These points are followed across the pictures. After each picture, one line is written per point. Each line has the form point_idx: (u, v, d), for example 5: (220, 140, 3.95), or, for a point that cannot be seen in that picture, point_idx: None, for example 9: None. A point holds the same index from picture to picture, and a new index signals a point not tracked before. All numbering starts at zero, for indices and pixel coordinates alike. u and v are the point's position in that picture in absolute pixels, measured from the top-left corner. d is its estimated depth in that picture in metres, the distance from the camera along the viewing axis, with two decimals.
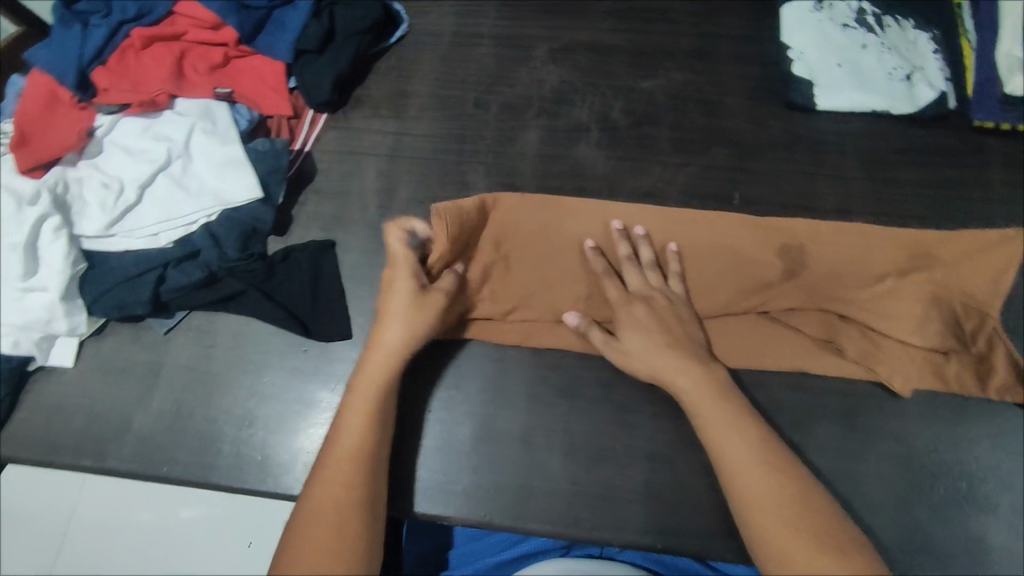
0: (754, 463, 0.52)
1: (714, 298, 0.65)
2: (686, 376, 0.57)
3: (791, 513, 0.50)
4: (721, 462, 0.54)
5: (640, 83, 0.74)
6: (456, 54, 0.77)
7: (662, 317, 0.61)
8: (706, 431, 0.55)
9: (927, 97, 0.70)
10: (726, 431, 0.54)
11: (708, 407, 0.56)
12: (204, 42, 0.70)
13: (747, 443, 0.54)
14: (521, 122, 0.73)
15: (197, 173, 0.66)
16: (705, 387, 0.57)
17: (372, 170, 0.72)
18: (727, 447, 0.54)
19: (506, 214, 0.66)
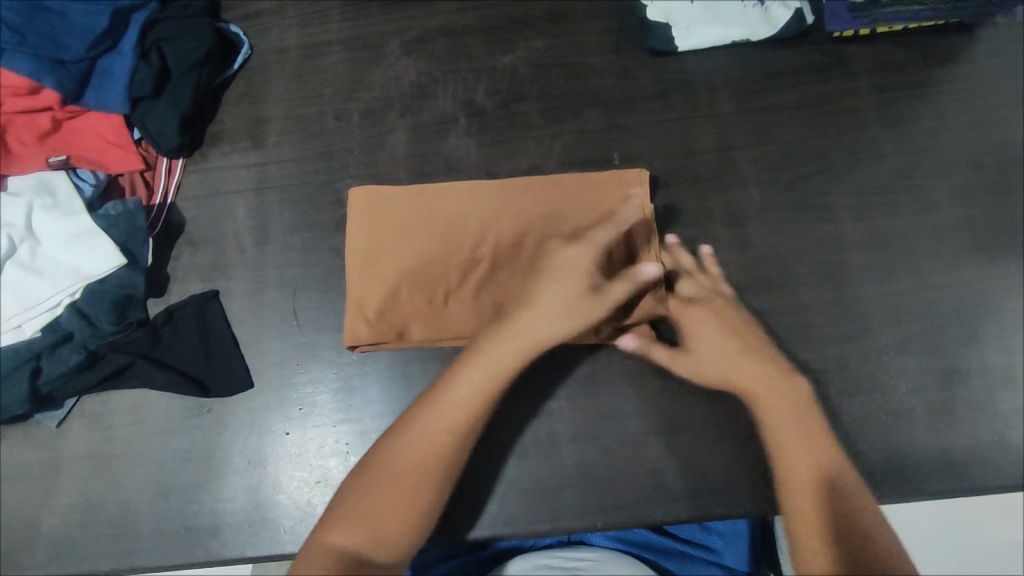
0: (816, 455, 0.54)
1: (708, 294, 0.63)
2: (763, 382, 0.57)
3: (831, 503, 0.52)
4: (781, 460, 0.55)
5: (500, 60, 0.71)
6: (307, 68, 0.72)
7: (727, 322, 0.60)
8: (777, 443, 0.56)
9: (783, 17, 0.69)
10: (791, 435, 0.55)
11: (780, 419, 0.56)
12: (26, 110, 0.64)
13: (812, 453, 0.54)
14: (386, 125, 0.70)
15: (49, 254, 0.62)
16: (779, 385, 0.57)
17: (241, 207, 0.68)
18: (788, 446, 0.55)
19: (499, 230, 0.64)
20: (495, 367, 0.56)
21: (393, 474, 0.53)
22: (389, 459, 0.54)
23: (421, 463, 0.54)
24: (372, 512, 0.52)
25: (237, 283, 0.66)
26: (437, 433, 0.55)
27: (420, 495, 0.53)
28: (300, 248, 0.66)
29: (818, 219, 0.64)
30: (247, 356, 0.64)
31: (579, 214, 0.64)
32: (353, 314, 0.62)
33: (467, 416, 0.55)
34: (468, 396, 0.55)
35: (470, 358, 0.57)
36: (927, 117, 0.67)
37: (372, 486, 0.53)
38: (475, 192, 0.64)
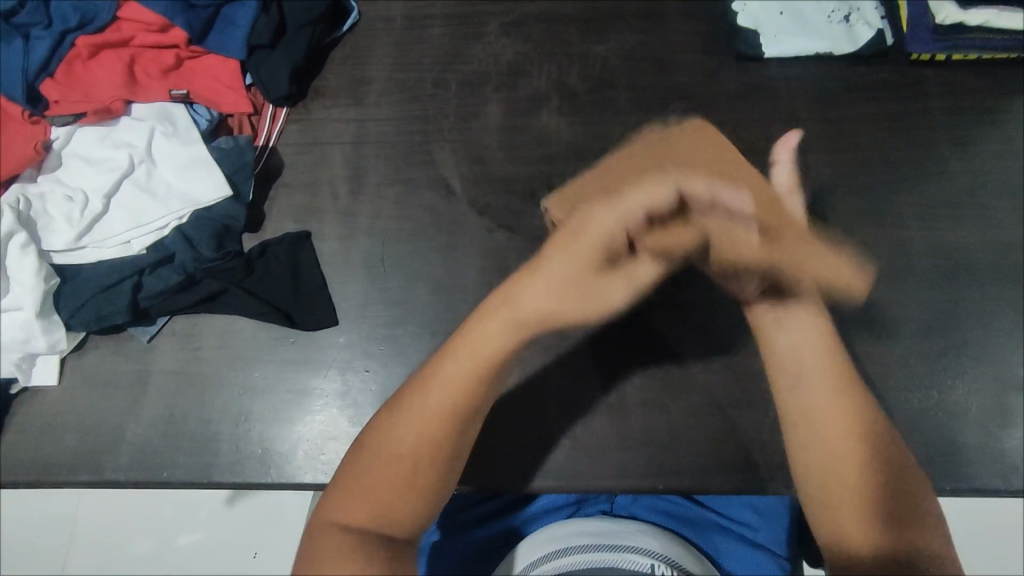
0: (838, 412, 0.55)
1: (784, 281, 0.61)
2: (806, 331, 0.59)
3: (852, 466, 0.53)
4: (801, 409, 0.56)
5: (593, 49, 0.76)
6: (409, 37, 0.77)
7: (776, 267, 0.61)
8: (798, 395, 0.57)
9: (866, 37, 0.73)
10: (818, 408, 0.56)
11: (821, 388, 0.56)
12: (153, 45, 0.69)
13: (834, 408, 0.55)
14: (481, 97, 0.74)
15: (162, 178, 0.66)
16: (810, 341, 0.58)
17: (339, 158, 0.72)
18: (810, 394, 0.56)
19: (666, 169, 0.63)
20: (516, 327, 0.57)
21: (412, 422, 0.53)
22: (424, 409, 0.53)
23: (434, 415, 0.53)
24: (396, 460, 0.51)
25: (329, 227, 0.69)
26: (460, 387, 0.54)
27: (440, 440, 0.53)
28: (392, 201, 0.70)
29: (885, 225, 0.68)
30: (333, 296, 0.67)
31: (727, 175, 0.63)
32: (444, 269, 0.67)
33: (473, 381, 0.55)
34: (469, 359, 0.55)
35: (493, 318, 0.57)
36: (994, 141, 0.70)
37: (410, 427, 0.53)
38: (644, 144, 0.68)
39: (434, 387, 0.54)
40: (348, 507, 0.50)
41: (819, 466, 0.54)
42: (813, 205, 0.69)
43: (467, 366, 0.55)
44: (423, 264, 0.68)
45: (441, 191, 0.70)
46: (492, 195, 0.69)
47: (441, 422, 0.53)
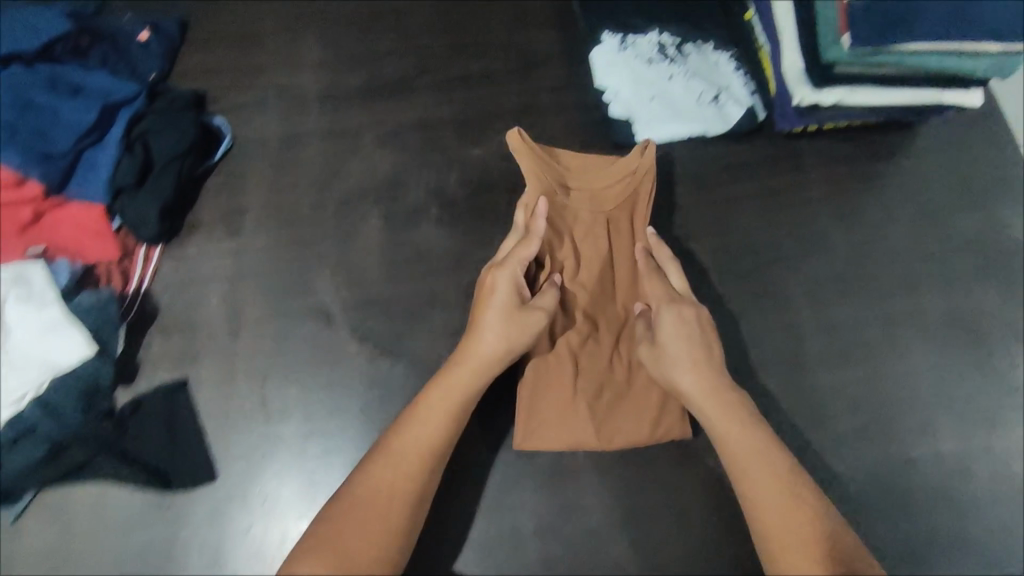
0: (764, 469, 0.55)
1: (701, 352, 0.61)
2: (710, 385, 0.59)
3: (786, 517, 0.52)
4: (732, 469, 0.56)
5: (471, 152, 0.74)
6: (286, 159, 0.76)
7: (692, 333, 0.61)
8: (725, 450, 0.57)
9: (737, 116, 0.73)
10: (749, 459, 0.55)
11: (731, 428, 0.57)
12: (7, 202, 0.66)
13: (761, 464, 0.55)
14: (359, 214, 0.72)
15: (17, 346, 0.61)
16: (709, 395, 0.58)
17: (215, 294, 0.70)
18: (736, 449, 0.56)
19: (617, 216, 0.68)
20: (483, 369, 0.59)
21: (396, 468, 0.55)
22: (409, 443, 0.56)
23: (416, 452, 0.56)
24: (378, 496, 0.54)
25: (208, 372, 0.66)
26: (442, 414, 0.58)
27: (419, 473, 0.56)
28: (272, 336, 0.68)
29: (774, 308, 0.66)
30: (213, 447, 0.64)
31: (628, 281, 0.68)
32: (325, 405, 0.65)
33: (456, 420, 0.58)
34: (446, 412, 0.58)
35: (461, 359, 0.60)
36: (874, 208, 0.70)
37: (392, 464, 0.55)
38: (586, 182, 0.68)
39: (425, 408, 0.58)
40: (312, 561, 0.50)
41: (756, 500, 0.54)
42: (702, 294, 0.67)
43: (451, 391, 0.59)
44: (305, 401, 0.65)
45: (321, 319, 0.68)
46: (374, 319, 0.68)
47: (426, 453, 0.56)
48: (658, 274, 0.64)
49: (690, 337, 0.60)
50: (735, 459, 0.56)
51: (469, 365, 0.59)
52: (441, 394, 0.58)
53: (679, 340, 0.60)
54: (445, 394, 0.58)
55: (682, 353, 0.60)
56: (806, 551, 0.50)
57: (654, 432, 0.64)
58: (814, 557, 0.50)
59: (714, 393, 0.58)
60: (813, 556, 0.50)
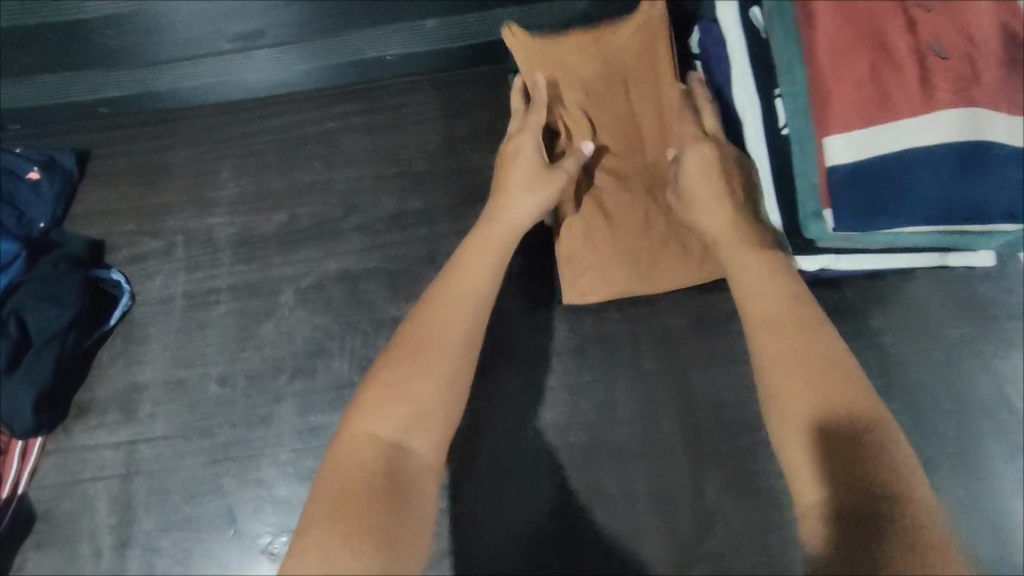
0: (821, 363, 0.41)
1: (744, 263, 0.49)
2: (773, 294, 0.46)
3: (819, 384, 0.40)
4: (765, 363, 0.43)
5: (404, 309, 0.65)
6: (191, 321, 0.66)
7: (710, 167, 0.53)
8: (754, 318, 0.45)
9: None
10: (790, 351, 0.42)
11: (755, 280, 0.48)
12: None
13: (809, 348, 0.42)
14: (274, 392, 0.62)
15: None
16: (794, 312, 0.44)
17: (103, 499, 0.60)
18: (785, 350, 0.43)
19: (637, 86, 0.61)
20: (512, 234, 0.53)
21: (430, 336, 0.44)
22: (433, 305, 0.46)
23: (458, 339, 0.45)
24: (422, 342, 0.44)
25: None
26: (467, 292, 0.48)
27: (463, 355, 0.44)
28: (168, 551, 0.58)
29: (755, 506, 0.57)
30: None
31: (657, 118, 0.61)
32: None
33: (493, 284, 0.49)
34: (487, 268, 0.50)
35: (493, 222, 0.53)
36: (873, 374, 0.60)
37: (434, 320, 0.45)
38: (606, 95, 0.61)
39: (464, 262, 0.50)
40: (378, 420, 0.40)
41: (777, 378, 0.42)
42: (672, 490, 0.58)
43: (488, 277, 0.49)
44: None
45: (225, 530, 0.58)
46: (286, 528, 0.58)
47: (462, 345, 0.45)
48: (688, 112, 0.57)
49: (741, 212, 0.52)
50: (768, 339, 0.44)
51: (505, 249, 0.52)
52: (483, 279, 0.49)
53: (703, 179, 0.53)
54: (481, 275, 0.49)
55: (719, 212, 0.52)
56: (863, 434, 0.37)
57: (699, 274, 0.60)
58: (852, 477, 0.36)
59: (779, 292, 0.46)
60: (854, 441, 0.37)
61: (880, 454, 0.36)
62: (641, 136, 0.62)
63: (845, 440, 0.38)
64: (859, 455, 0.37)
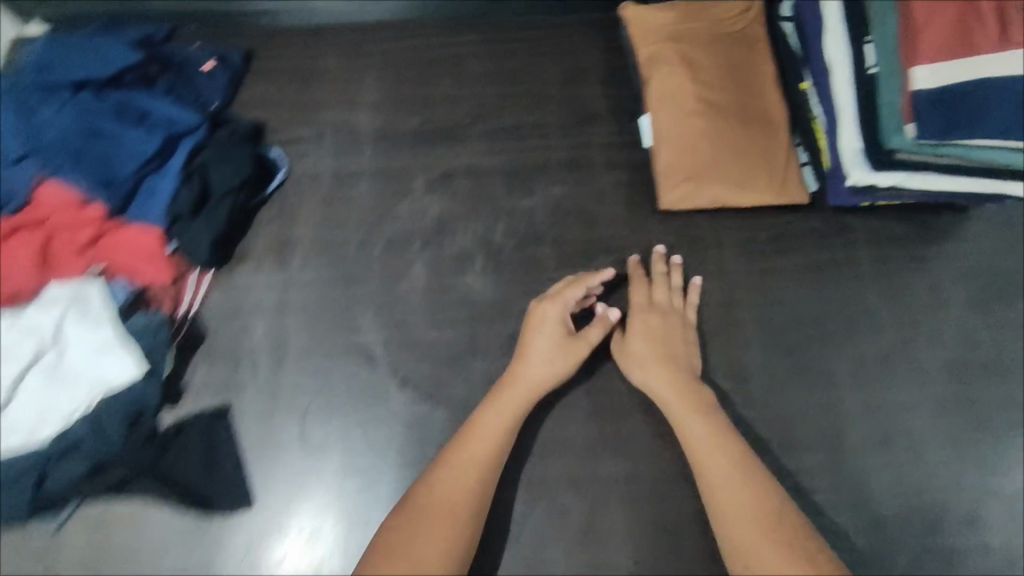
0: (767, 531, 0.54)
1: (712, 457, 0.59)
2: (749, 474, 0.57)
3: (780, 563, 0.51)
4: (727, 521, 0.56)
5: (520, 202, 0.76)
6: (338, 195, 0.78)
7: (657, 335, 0.66)
8: (714, 492, 0.57)
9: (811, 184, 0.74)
10: (745, 521, 0.54)
11: (694, 426, 0.60)
12: (71, 223, 0.69)
13: (758, 536, 0.54)
14: (407, 257, 0.74)
15: (72, 361, 0.65)
16: (744, 481, 0.57)
17: (260, 326, 0.71)
18: (738, 515, 0.55)
19: (735, 53, 0.78)
20: (525, 394, 0.63)
21: (461, 478, 0.58)
22: (462, 460, 0.59)
23: (474, 473, 0.59)
24: (445, 507, 0.56)
25: (250, 402, 0.68)
26: (474, 467, 0.59)
27: (472, 476, 0.58)
28: (315, 370, 0.69)
29: (816, 385, 0.67)
30: (253, 473, 0.66)
31: (749, 78, 0.77)
32: (360, 452, 0.66)
33: (504, 434, 0.61)
34: (501, 422, 0.61)
35: (508, 385, 0.63)
36: (926, 290, 0.70)
37: (454, 477, 0.58)
38: (710, 54, 0.78)
39: (489, 423, 0.61)
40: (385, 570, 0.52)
41: (754, 558, 0.53)
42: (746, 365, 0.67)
43: (511, 415, 0.62)
44: (343, 445, 0.67)
45: (362, 360, 0.69)
46: (413, 365, 0.68)
47: (473, 517, 0.57)
48: (763, 85, 0.77)
49: (671, 361, 0.64)
50: (727, 513, 0.56)
51: (551, 361, 0.64)
52: (497, 420, 0.61)
53: (646, 340, 0.66)
54: (498, 422, 0.61)
55: (676, 365, 0.64)
56: (792, 537, 0.53)
57: (778, 195, 0.72)
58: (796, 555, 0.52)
59: (738, 477, 0.57)
60: None
61: (819, 557, 0.52)
62: (739, 87, 0.76)
63: (781, 542, 0.53)
64: (802, 551, 0.52)
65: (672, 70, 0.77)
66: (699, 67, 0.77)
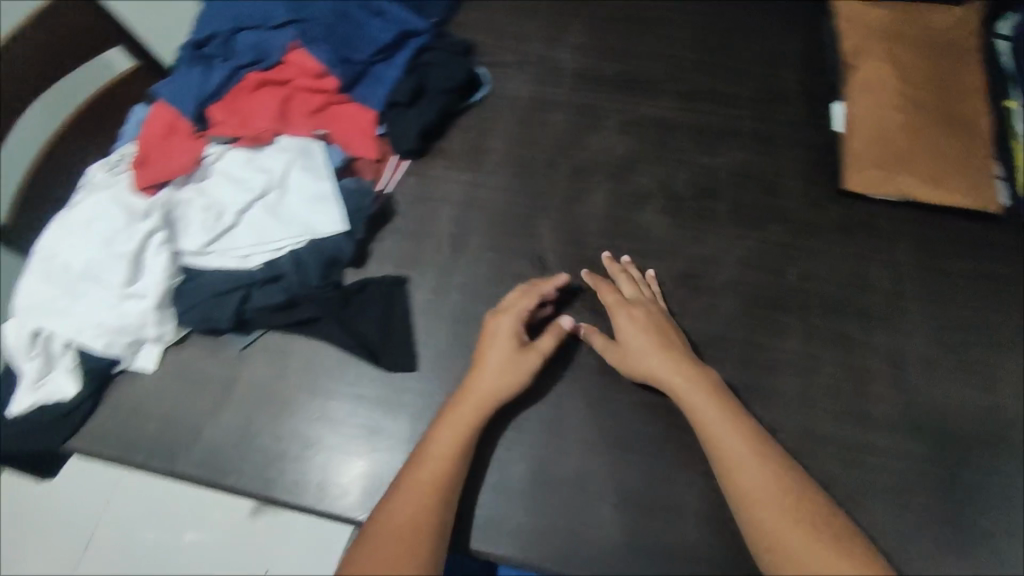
0: (794, 530, 0.55)
1: (740, 461, 0.59)
2: (773, 484, 0.57)
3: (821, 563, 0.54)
4: (751, 518, 0.57)
5: (706, 159, 0.81)
6: (533, 118, 0.84)
7: (661, 327, 0.67)
8: (744, 495, 0.58)
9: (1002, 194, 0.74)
10: (778, 523, 0.56)
11: (711, 414, 0.61)
12: (308, 88, 0.77)
13: (796, 529, 0.55)
14: (591, 183, 0.80)
15: (289, 205, 0.72)
16: (765, 485, 0.57)
17: (446, 216, 0.77)
18: (767, 517, 0.56)
19: (945, 58, 0.79)
20: (473, 410, 0.63)
21: (406, 506, 0.58)
22: (416, 478, 0.60)
23: (430, 490, 0.59)
24: (397, 527, 0.58)
25: (427, 278, 0.74)
26: (430, 482, 0.59)
27: (427, 505, 0.58)
28: (490, 264, 0.74)
29: (977, 384, 0.67)
30: (419, 339, 0.71)
31: (956, 83, 0.78)
32: None
33: (455, 448, 0.61)
34: (450, 441, 0.62)
35: (462, 399, 0.64)
36: None
37: (404, 497, 0.59)
38: (920, 55, 0.80)
39: (436, 442, 0.62)
40: None
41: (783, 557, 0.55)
42: (905, 351, 0.68)
43: (455, 439, 0.62)
44: None
45: (535, 266, 0.74)
46: (584, 278, 0.73)
47: (434, 497, 0.59)
48: (970, 92, 0.78)
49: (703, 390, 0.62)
50: (751, 512, 0.57)
51: (506, 376, 0.64)
52: (443, 443, 0.61)
53: (645, 337, 0.66)
54: (443, 438, 0.62)
55: (644, 346, 0.65)
56: (812, 517, 0.56)
57: (969, 193, 0.73)
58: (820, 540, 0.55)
59: (762, 475, 0.58)
60: None
61: (842, 534, 0.56)
62: (945, 89, 0.78)
63: (806, 521, 0.56)
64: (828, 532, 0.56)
65: (880, 62, 0.80)
66: (906, 64, 0.79)
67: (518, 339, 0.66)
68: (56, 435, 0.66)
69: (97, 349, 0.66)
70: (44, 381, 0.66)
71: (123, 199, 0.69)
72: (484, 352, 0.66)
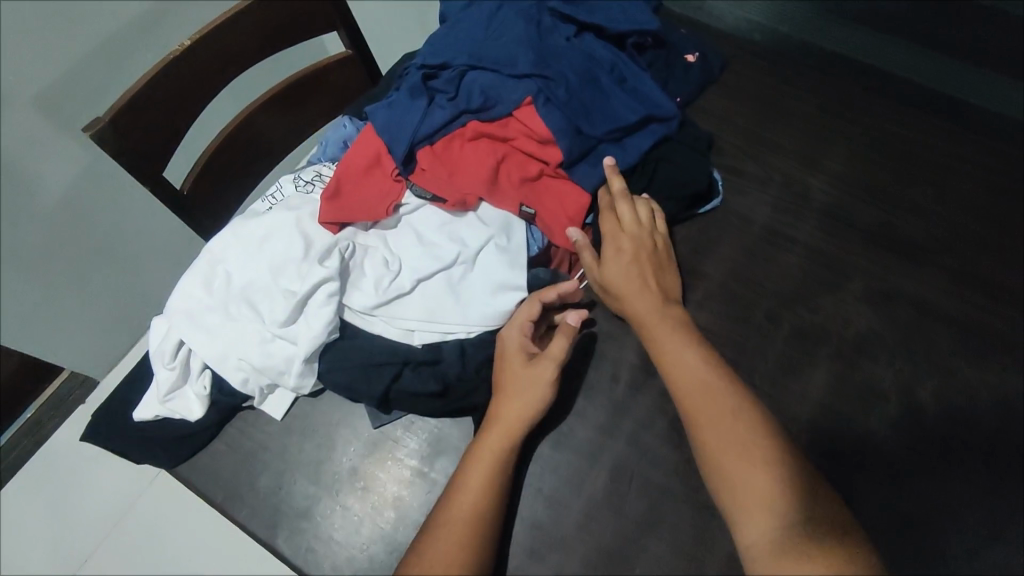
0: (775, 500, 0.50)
1: (711, 426, 0.55)
2: (739, 446, 0.53)
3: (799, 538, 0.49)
4: (721, 483, 0.53)
5: (966, 371, 0.64)
6: (762, 252, 0.71)
7: (640, 258, 0.65)
8: (712, 457, 0.54)
9: None
10: (755, 496, 0.51)
11: (682, 359, 0.59)
12: (528, 154, 0.67)
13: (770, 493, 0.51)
14: (813, 358, 0.65)
15: (472, 285, 0.63)
16: (741, 448, 0.53)
17: (635, 343, 0.66)
18: (748, 487, 0.51)
19: None
20: (510, 433, 0.57)
21: (444, 546, 0.52)
22: (449, 517, 0.53)
23: (463, 530, 0.52)
24: (428, 573, 0.51)
25: (594, 410, 0.63)
26: (468, 518, 0.53)
27: (469, 543, 0.52)
28: (670, 418, 0.63)
29: None
30: (567, 483, 0.60)
31: None
32: (689, 530, 0.57)
33: (497, 473, 0.55)
34: (487, 466, 0.55)
35: (489, 427, 0.57)
36: None
37: (443, 536, 0.52)
38: None
39: (476, 463, 0.56)
40: None
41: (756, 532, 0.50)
42: None
43: (496, 465, 0.55)
44: (670, 513, 0.58)
45: None
46: None
47: (470, 535, 0.52)
48: None
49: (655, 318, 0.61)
50: (725, 474, 0.53)
51: (529, 398, 0.58)
52: (482, 472, 0.55)
53: (628, 264, 0.64)
54: (480, 463, 0.56)
55: (626, 285, 0.63)
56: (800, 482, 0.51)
57: None
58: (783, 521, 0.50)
59: (737, 440, 0.53)
60: None
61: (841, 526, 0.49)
62: None
63: (775, 481, 0.51)
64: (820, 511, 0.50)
65: None
66: None
67: (526, 350, 0.60)
68: (171, 456, 0.61)
69: (234, 382, 0.61)
70: (174, 396, 0.62)
71: (305, 230, 0.62)
72: (502, 363, 0.60)
